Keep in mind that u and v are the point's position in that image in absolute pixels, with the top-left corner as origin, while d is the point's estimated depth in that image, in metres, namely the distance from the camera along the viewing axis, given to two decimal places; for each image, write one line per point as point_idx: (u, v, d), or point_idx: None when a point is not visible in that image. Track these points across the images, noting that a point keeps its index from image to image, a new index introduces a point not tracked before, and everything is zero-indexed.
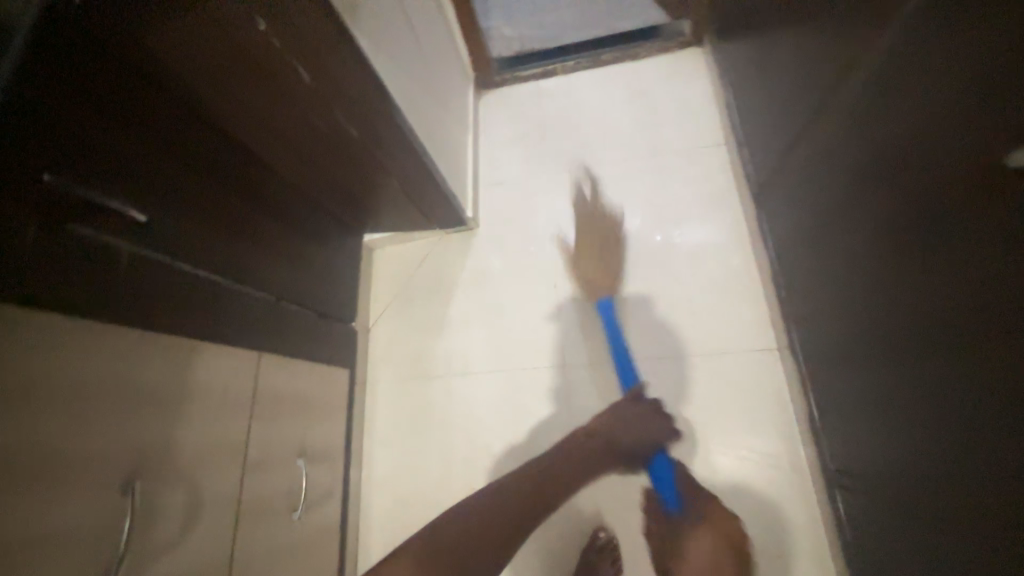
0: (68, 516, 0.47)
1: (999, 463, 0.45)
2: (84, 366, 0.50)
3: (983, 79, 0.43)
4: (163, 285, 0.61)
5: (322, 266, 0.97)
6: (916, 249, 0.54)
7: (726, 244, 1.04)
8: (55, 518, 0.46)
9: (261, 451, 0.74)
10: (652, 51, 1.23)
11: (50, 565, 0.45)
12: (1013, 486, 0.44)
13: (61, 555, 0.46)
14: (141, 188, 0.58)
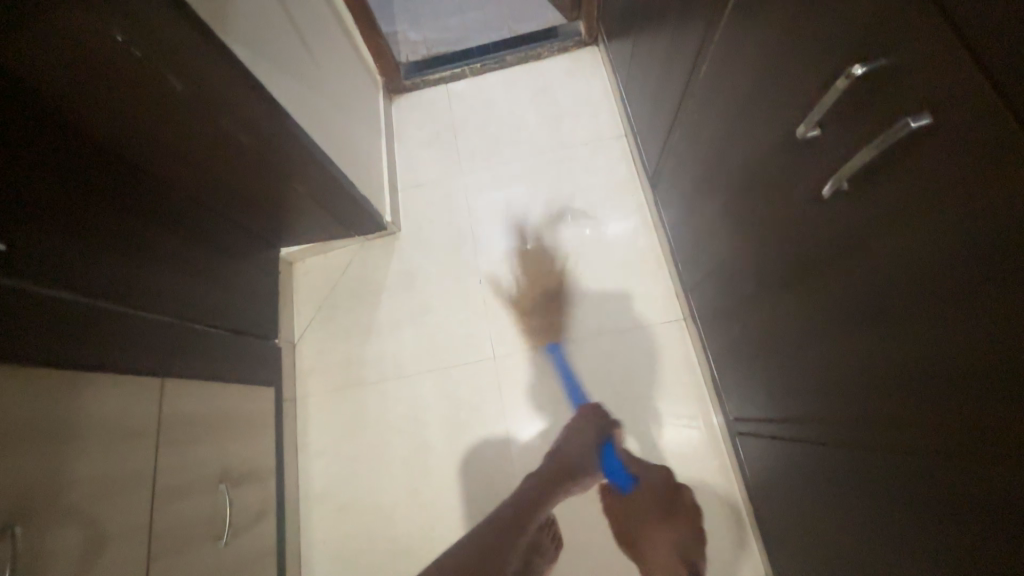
0: None
1: (834, 386, 0.54)
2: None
3: (772, 67, 0.50)
4: (42, 313, 0.56)
5: (230, 284, 0.94)
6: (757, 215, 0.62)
7: (633, 227, 1.13)
8: None
9: (172, 479, 0.71)
10: (551, 51, 1.29)
11: None
12: (846, 403, 0.52)
13: None
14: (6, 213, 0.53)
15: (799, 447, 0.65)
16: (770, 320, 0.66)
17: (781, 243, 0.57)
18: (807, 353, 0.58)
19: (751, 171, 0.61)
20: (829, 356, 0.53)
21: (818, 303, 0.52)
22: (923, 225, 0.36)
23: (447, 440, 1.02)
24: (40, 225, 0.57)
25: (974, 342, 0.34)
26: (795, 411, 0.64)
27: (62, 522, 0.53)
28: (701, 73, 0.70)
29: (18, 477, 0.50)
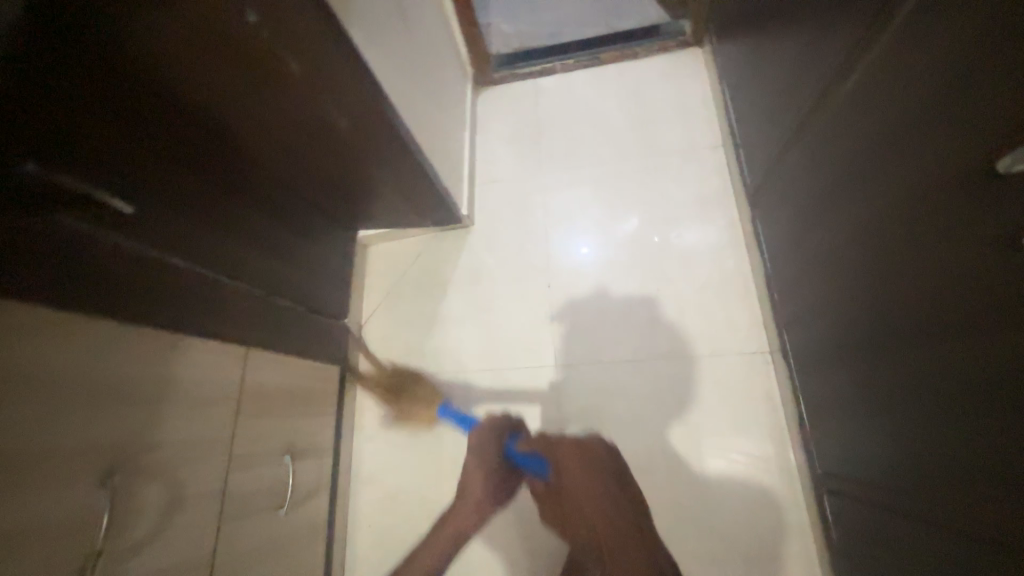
0: (40, 507, 0.45)
1: (988, 473, 0.46)
2: (59, 363, 0.48)
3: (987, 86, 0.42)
4: (150, 273, 0.60)
5: (311, 262, 0.97)
6: (906, 258, 0.53)
7: (720, 245, 1.04)
8: (28, 508, 0.44)
9: (246, 446, 0.74)
10: (651, 51, 1.22)
11: (21, 562, 0.43)
12: (1003, 493, 0.44)
13: (34, 549, 0.44)
14: (112, 178, 0.55)
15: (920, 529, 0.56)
16: (899, 377, 0.57)
17: (937, 296, 0.49)
18: (955, 427, 0.49)
19: (908, 207, 0.52)
20: (989, 436, 0.45)
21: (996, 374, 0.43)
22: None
23: None
24: (142, 192, 0.59)
25: None
26: (926, 489, 0.55)
27: (144, 484, 0.56)
28: (854, 81, 0.60)
29: (107, 436, 0.52)
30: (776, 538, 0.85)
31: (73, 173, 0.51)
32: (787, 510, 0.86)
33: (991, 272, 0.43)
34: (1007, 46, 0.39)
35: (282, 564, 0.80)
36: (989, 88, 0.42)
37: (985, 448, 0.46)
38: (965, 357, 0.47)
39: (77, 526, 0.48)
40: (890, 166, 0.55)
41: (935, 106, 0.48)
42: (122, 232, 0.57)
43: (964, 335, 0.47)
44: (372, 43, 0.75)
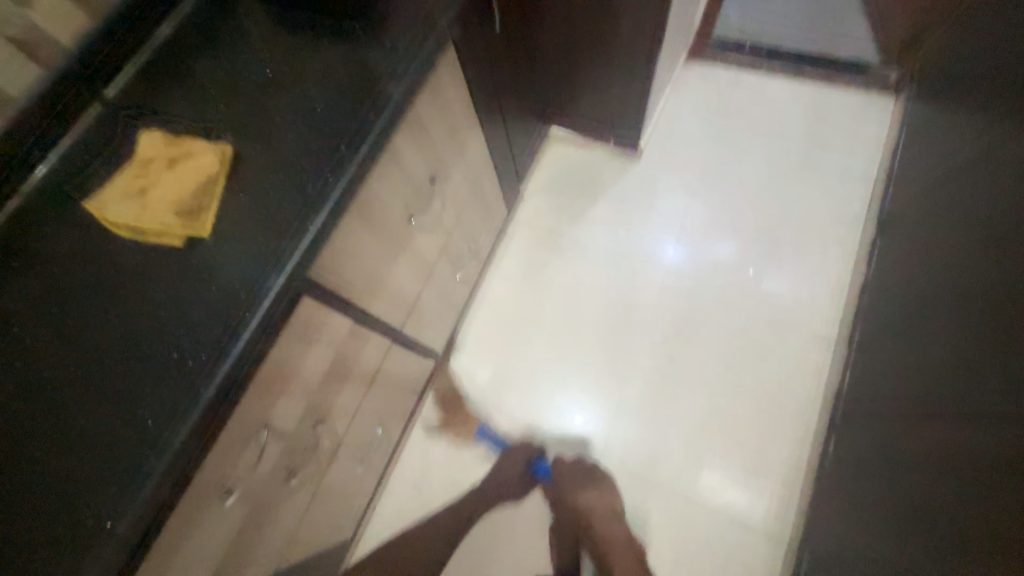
0: (415, 163, 0.77)
1: (974, 401, 0.68)
2: (450, 91, 0.80)
3: None
4: (487, 76, 0.91)
5: (529, 130, 1.26)
6: (993, 268, 0.75)
7: (833, 255, 1.25)
8: (413, 160, 0.76)
9: (466, 220, 1.06)
10: (850, 84, 1.39)
11: (402, 183, 0.75)
12: (980, 411, 0.66)
13: (405, 183, 0.76)
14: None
15: (906, 442, 0.79)
16: (943, 349, 0.79)
17: (998, 290, 0.71)
18: (967, 377, 0.71)
19: (1010, 231, 0.73)
20: (985, 378, 0.67)
21: (1004, 322, 0.66)
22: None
23: (565, 381, 1.24)
24: (503, 16, 0.89)
25: None
26: (921, 412, 0.79)
27: (438, 194, 0.88)
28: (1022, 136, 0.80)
29: (441, 151, 0.84)
30: (777, 459, 1.11)
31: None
32: (792, 446, 1.12)
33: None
34: None
35: (446, 314, 1.13)
36: None
37: (978, 386, 0.68)
38: (998, 328, 0.68)
39: (418, 188, 0.80)
40: (1014, 203, 0.75)
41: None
42: (490, 37, 0.87)
43: (1004, 314, 0.68)
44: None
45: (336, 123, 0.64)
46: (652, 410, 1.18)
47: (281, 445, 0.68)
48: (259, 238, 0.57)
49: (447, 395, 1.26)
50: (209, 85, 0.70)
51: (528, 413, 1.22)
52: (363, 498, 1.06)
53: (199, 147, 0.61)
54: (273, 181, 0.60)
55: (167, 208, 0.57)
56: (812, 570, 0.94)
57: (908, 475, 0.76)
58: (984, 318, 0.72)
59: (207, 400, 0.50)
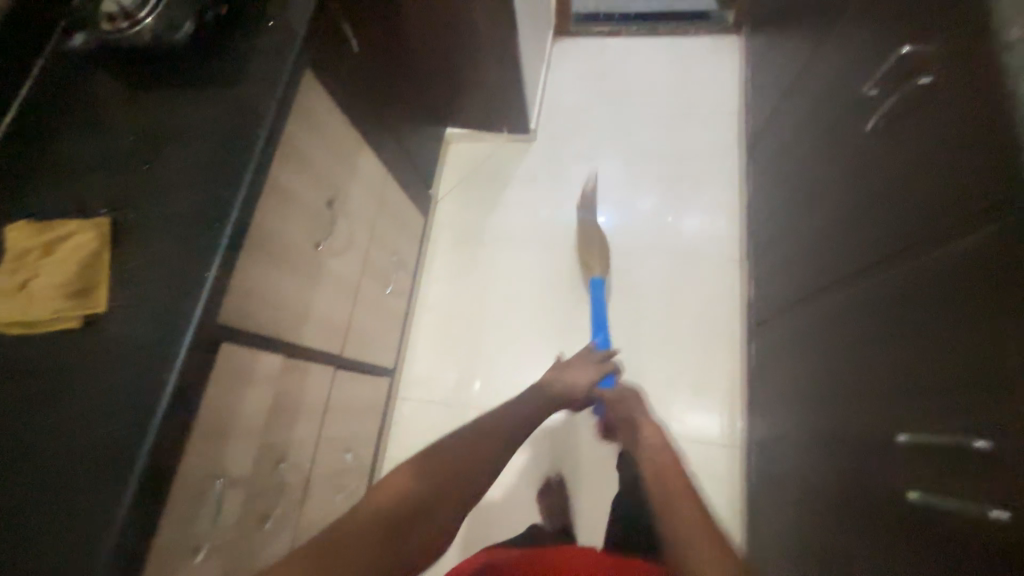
0: (306, 194, 0.79)
1: (832, 277, 0.81)
2: (322, 118, 0.82)
3: (871, 51, 0.74)
4: (360, 98, 0.94)
5: (424, 137, 1.30)
6: (824, 163, 0.87)
7: (721, 184, 1.38)
8: (303, 191, 0.78)
9: (379, 234, 1.08)
10: (698, 31, 1.53)
11: (297, 214, 0.77)
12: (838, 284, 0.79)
13: (302, 215, 0.79)
14: (353, 23, 0.88)
15: (793, 324, 0.92)
16: (806, 241, 0.92)
17: (829, 181, 0.84)
18: (825, 259, 0.84)
19: (829, 131, 0.86)
20: (835, 255, 0.80)
21: (839, 205, 0.79)
22: (920, 126, 0.60)
23: (521, 361, 1.29)
24: (359, 35, 0.91)
25: (918, 213, 0.60)
26: (798, 296, 0.92)
27: (341, 216, 0.91)
28: (826, 48, 0.93)
29: (332, 176, 0.87)
30: (716, 375, 1.23)
31: (342, 16, 0.84)
32: (725, 360, 1.23)
33: (852, 156, 0.77)
34: (878, 27, 0.72)
35: (385, 329, 1.16)
36: (870, 51, 0.74)
37: (832, 264, 0.81)
38: (835, 213, 0.81)
39: (316, 215, 0.83)
40: (829, 107, 0.88)
41: (851, 66, 0.80)
42: (350, 58, 0.90)
43: (835, 200, 0.81)
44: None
45: (208, 173, 0.64)
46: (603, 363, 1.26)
47: (242, 490, 0.69)
48: (157, 300, 0.58)
49: (413, 406, 1.29)
50: (70, 166, 0.68)
51: (494, 401, 1.26)
52: None
53: (74, 228, 0.61)
54: (159, 240, 0.61)
55: (54, 295, 0.56)
56: (761, 459, 1.06)
57: (804, 352, 0.88)
58: (824, 206, 0.85)
59: (143, 466, 0.51)
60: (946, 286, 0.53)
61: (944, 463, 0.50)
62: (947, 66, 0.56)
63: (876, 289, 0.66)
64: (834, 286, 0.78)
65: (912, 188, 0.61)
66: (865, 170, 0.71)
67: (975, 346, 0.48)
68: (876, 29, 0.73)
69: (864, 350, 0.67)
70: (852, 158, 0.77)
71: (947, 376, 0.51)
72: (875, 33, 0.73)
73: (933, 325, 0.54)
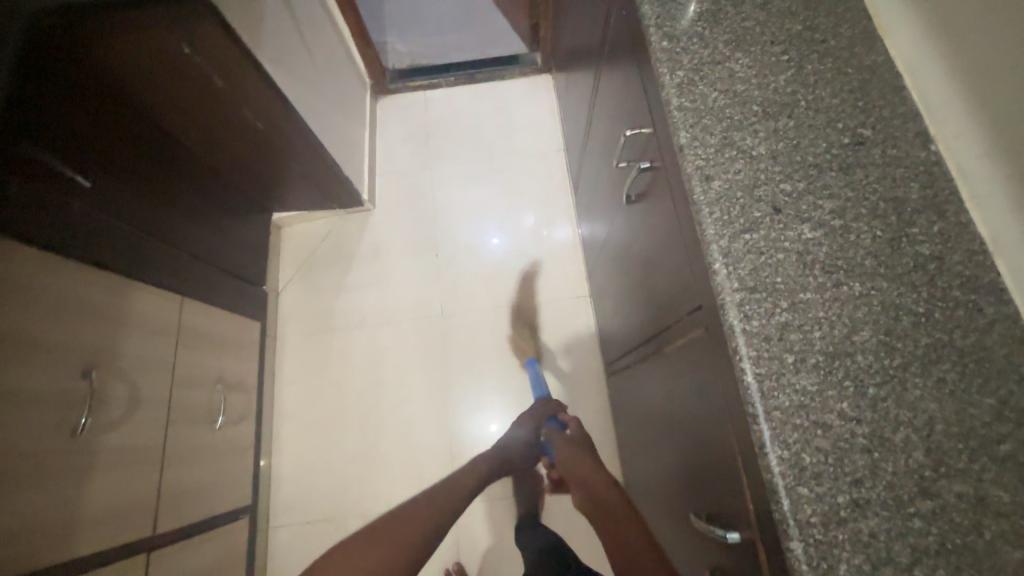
0: (42, 382, 0.65)
1: (640, 331, 0.83)
2: (49, 284, 0.68)
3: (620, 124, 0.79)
4: (112, 234, 0.79)
5: (237, 237, 1.18)
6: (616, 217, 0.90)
7: (561, 222, 1.42)
8: (34, 382, 0.64)
9: (186, 369, 0.94)
10: (513, 74, 1.57)
11: (28, 412, 0.62)
12: (644, 339, 0.81)
13: (37, 411, 0.64)
14: (70, 152, 0.73)
15: (630, 370, 0.94)
16: (620, 288, 0.95)
17: (623, 239, 0.87)
18: (634, 312, 0.86)
19: (613, 188, 0.90)
20: (639, 310, 0.82)
21: (633, 265, 0.82)
22: (659, 205, 0.63)
23: (404, 444, 1.22)
24: (91, 163, 0.77)
25: (672, 288, 0.62)
26: (628, 342, 0.94)
27: (110, 380, 0.76)
28: (604, 101, 0.96)
29: (84, 341, 0.72)
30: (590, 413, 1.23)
31: (45, 152, 0.69)
32: (593, 397, 1.24)
33: (628, 221, 0.80)
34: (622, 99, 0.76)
35: (222, 466, 1.02)
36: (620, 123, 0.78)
37: (639, 319, 0.83)
38: (631, 271, 0.84)
39: (68, 398, 0.69)
40: (609, 164, 0.92)
41: (614, 129, 0.85)
42: (79, 195, 0.75)
43: (630, 259, 0.84)
44: (278, 66, 1.01)
45: None
46: (481, 428, 1.22)
47: None
48: None
49: (288, 531, 1.16)
50: None
51: (383, 496, 1.18)
52: None
53: None
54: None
55: None
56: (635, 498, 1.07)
57: (638, 400, 0.89)
58: (625, 260, 0.87)
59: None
60: (701, 371, 0.55)
61: (726, 555, 0.51)
62: (661, 155, 0.59)
63: (665, 358, 0.69)
64: (647, 342, 0.80)
65: (667, 265, 0.63)
66: (642, 236, 0.74)
67: (722, 438, 0.50)
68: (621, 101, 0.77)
69: (672, 415, 0.68)
70: (629, 220, 0.80)
71: (713, 462, 0.53)
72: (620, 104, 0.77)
73: (700, 407, 0.56)
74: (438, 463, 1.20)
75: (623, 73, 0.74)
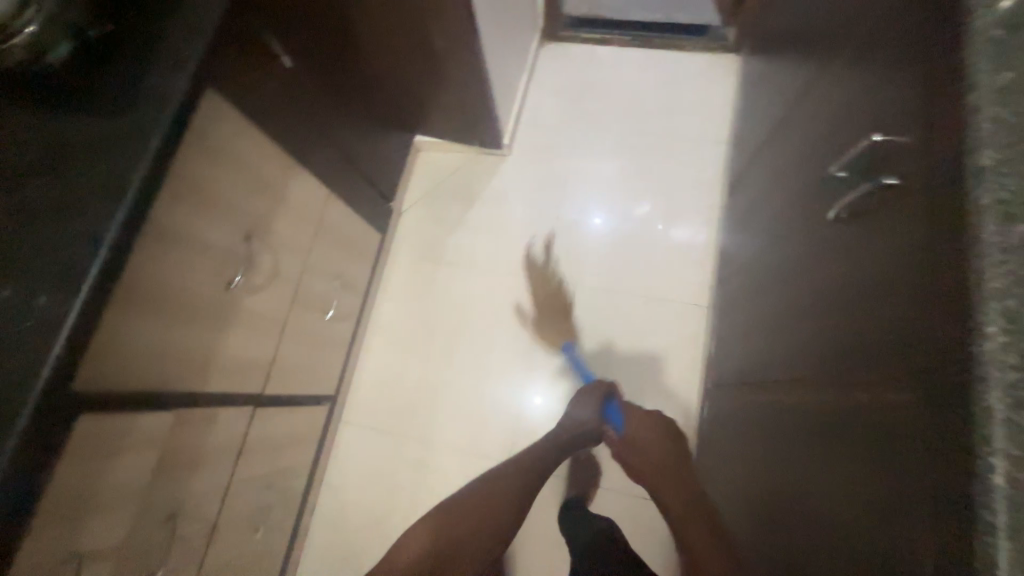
0: (214, 232, 0.72)
1: (788, 367, 0.73)
2: (234, 147, 0.73)
3: (853, 127, 0.66)
4: (292, 117, 0.85)
5: (382, 149, 1.22)
6: (797, 230, 0.79)
7: (699, 221, 1.30)
8: (204, 229, 0.71)
9: (318, 258, 1.01)
10: (696, 46, 1.42)
11: (196, 254, 0.70)
12: (791, 375, 0.71)
13: (200, 256, 0.71)
14: (283, 34, 0.80)
15: (749, 400, 0.87)
16: (769, 317, 0.85)
17: (796, 262, 0.76)
18: (784, 343, 0.75)
19: (805, 197, 0.78)
20: (795, 344, 0.72)
21: (800, 294, 0.73)
22: (889, 237, 0.52)
23: (479, 391, 1.24)
24: (294, 48, 0.84)
25: (877, 333, 0.52)
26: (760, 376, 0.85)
27: (262, 250, 0.83)
28: (821, 99, 0.82)
29: (250, 207, 0.79)
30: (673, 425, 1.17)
31: (269, 29, 0.76)
32: (681, 411, 1.18)
33: (821, 241, 0.68)
34: (869, 96, 0.63)
35: (325, 354, 1.10)
36: (858, 123, 0.65)
37: (791, 351, 0.73)
38: (795, 300, 0.74)
39: (228, 254, 0.76)
40: (808, 170, 0.79)
41: (835, 129, 0.71)
42: (280, 74, 0.81)
43: (800, 284, 0.74)
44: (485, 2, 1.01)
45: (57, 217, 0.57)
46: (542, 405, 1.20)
47: (115, 558, 0.64)
48: None
49: (354, 432, 1.24)
50: None
51: (446, 435, 1.22)
52: (276, 555, 1.05)
53: None
54: (7, 306, 0.52)
55: None
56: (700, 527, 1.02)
57: (752, 438, 0.83)
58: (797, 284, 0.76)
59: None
60: (897, 444, 0.45)
61: None
62: (919, 174, 0.48)
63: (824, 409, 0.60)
64: (793, 383, 0.71)
65: (878, 309, 0.52)
66: (836, 265, 0.63)
67: (926, 535, 0.41)
68: (867, 97, 0.64)
69: (815, 474, 0.60)
70: (823, 238, 0.68)
71: (896, 555, 0.44)
72: (865, 100, 0.64)
73: (883, 483, 0.47)
74: (503, 423, 1.21)
75: (882, 63, 0.61)
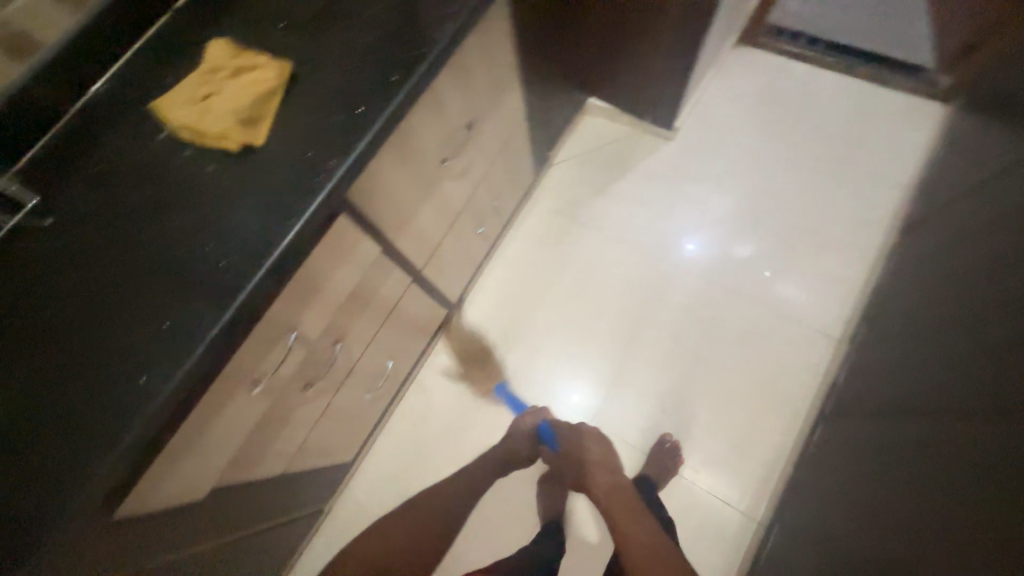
0: (455, 106, 0.80)
1: (950, 389, 0.73)
2: (496, 39, 0.81)
3: None
4: (535, 34, 0.92)
5: (566, 98, 1.28)
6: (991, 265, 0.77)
7: (854, 256, 1.26)
8: (451, 101, 0.79)
9: (495, 173, 1.09)
10: (902, 85, 1.37)
11: (439, 119, 0.78)
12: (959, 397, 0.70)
13: (440, 122, 0.79)
14: None
15: (891, 427, 0.85)
16: (934, 350, 0.83)
17: (988, 298, 0.75)
18: (953, 369, 0.74)
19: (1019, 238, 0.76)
20: (966, 370, 0.71)
21: (989, 326, 0.72)
22: None
23: (581, 348, 1.28)
24: None
25: None
26: (916, 409, 0.82)
27: (473, 141, 0.91)
28: None
29: (482, 99, 0.87)
30: (770, 442, 1.15)
31: None
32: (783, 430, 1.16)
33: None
34: None
35: (465, 262, 1.19)
36: None
37: (966, 378, 0.72)
38: (975, 330, 0.73)
39: (454, 132, 0.84)
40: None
41: None
42: None
43: (989, 314, 0.73)
44: None
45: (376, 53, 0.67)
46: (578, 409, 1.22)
47: (305, 348, 0.74)
48: (305, 153, 0.63)
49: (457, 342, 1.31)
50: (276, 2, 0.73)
51: (541, 376, 1.26)
52: (368, 422, 1.14)
53: (263, 61, 0.66)
54: (338, 112, 0.64)
55: (228, 113, 0.62)
56: (778, 542, 1.00)
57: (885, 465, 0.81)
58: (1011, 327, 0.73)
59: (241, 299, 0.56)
60: None
61: None
62: None
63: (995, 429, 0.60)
64: (957, 409, 0.71)
65: None
66: None
67: None
68: None
69: (966, 481, 0.60)
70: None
71: None
72: None
73: None
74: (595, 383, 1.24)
75: None
